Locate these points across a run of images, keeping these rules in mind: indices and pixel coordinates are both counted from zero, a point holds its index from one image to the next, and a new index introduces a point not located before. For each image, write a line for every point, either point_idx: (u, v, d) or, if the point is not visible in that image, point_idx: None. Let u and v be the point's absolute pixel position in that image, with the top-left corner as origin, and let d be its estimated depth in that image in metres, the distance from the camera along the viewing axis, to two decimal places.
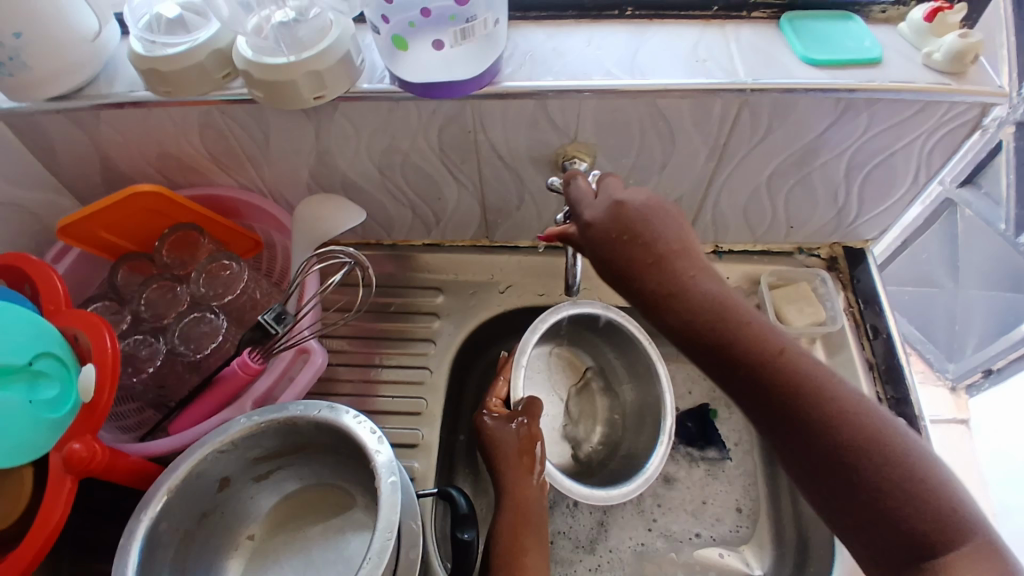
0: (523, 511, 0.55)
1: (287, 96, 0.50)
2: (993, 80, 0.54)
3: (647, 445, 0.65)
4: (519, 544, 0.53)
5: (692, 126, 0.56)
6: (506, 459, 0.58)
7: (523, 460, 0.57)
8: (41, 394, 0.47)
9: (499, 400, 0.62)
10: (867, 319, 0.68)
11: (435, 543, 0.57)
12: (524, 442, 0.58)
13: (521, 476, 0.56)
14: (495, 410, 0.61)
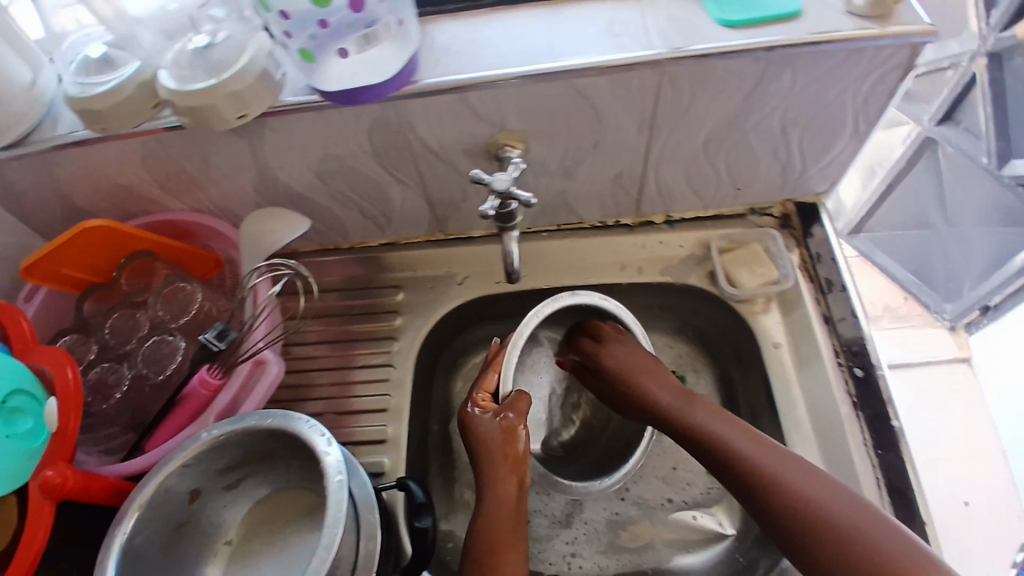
0: (505, 516, 0.55)
1: (210, 119, 0.51)
2: (918, 18, 0.53)
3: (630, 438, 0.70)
4: (502, 541, 0.54)
5: (616, 103, 0.56)
6: (494, 452, 0.58)
7: (509, 453, 0.58)
8: (16, 428, 0.49)
9: (487, 393, 0.63)
10: (820, 273, 0.68)
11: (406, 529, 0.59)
12: (510, 434, 0.59)
13: (506, 469, 0.57)
14: (483, 403, 0.62)
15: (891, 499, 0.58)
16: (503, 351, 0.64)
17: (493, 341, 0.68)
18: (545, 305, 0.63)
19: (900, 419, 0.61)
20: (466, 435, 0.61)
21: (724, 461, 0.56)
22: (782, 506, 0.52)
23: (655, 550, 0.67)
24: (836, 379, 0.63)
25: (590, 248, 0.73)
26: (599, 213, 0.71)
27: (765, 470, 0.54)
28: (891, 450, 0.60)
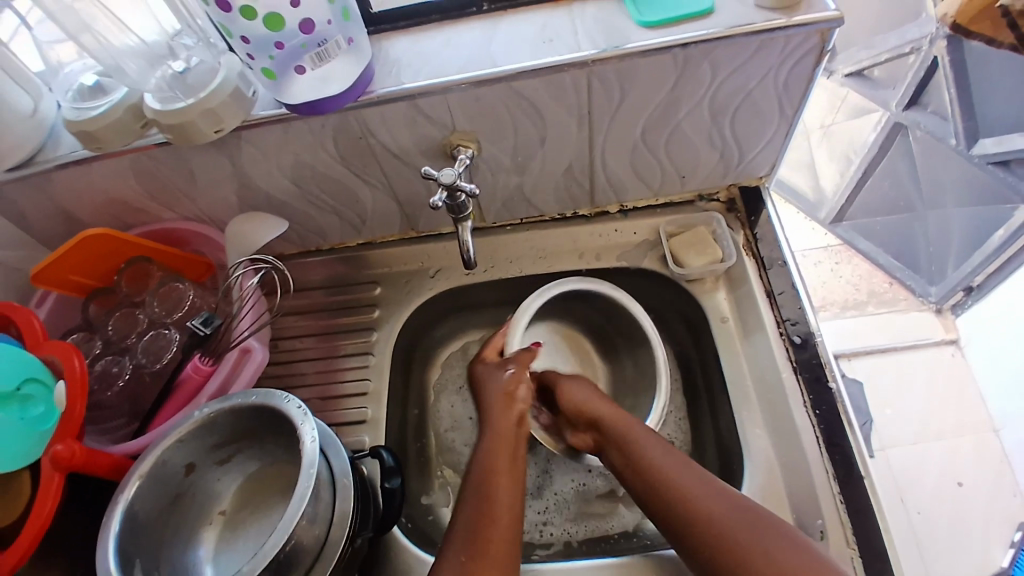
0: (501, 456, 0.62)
1: (192, 135, 0.58)
2: (825, 5, 0.57)
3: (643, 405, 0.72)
4: (495, 475, 0.59)
5: (553, 101, 0.62)
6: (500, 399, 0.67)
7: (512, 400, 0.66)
8: (30, 413, 0.56)
9: (495, 349, 0.72)
10: (762, 251, 0.73)
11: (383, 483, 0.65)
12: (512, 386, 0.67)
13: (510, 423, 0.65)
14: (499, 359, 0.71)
15: (830, 455, 0.62)
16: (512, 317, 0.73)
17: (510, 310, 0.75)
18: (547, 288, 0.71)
19: (838, 380, 0.65)
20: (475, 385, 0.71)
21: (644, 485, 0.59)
22: (693, 525, 0.54)
23: (619, 514, 0.72)
24: (778, 347, 0.67)
25: (551, 238, 0.78)
26: (556, 205, 0.77)
27: (682, 492, 0.56)
28: (830, 410, 0.64)
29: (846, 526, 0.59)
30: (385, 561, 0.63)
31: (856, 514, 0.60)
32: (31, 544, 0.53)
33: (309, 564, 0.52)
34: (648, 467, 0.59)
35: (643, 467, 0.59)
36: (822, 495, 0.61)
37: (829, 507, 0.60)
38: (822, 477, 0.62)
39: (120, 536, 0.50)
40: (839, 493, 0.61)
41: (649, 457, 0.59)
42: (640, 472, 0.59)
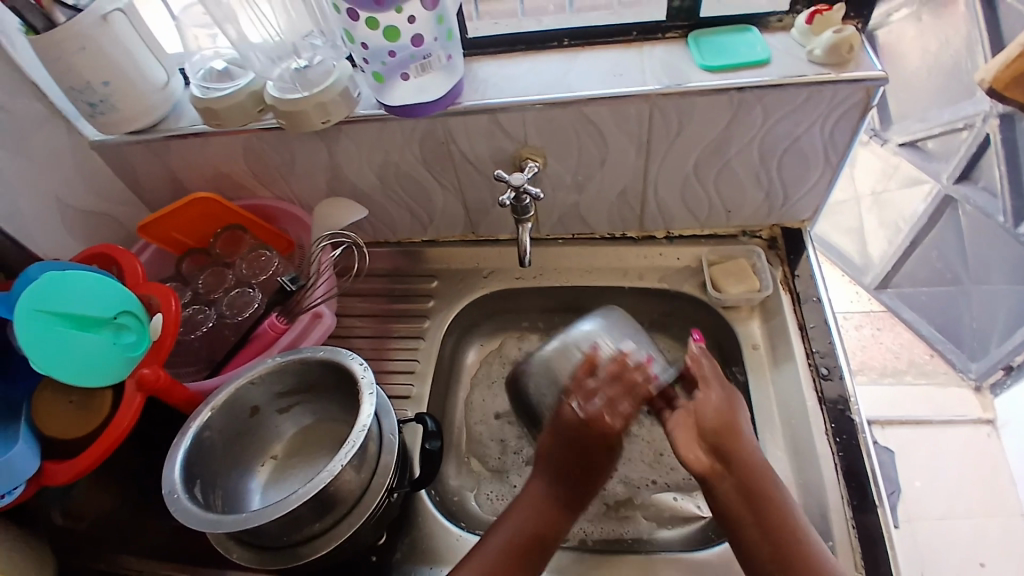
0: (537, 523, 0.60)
1: (302, 122, 0.67)
2: (873, 65, 0.63)
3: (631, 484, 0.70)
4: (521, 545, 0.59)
5: (617, 128, 0.69)
6: (585, 442, 0.62)
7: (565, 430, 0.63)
8: (122, 339, 0.65)
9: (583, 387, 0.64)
10: (798, 287, 0.78)
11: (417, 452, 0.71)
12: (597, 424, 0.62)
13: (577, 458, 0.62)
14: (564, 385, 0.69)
15: (847, 482, 0.65)
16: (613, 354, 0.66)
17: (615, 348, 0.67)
18: (622, 320, 0.72)
19: (860, 413, 0.68)
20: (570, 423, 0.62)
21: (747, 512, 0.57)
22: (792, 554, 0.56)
23: (635, 521, 0.75)
24: (805, 375, 0.72)
25: (598, 255, 0.85)
26: (607, 226, 0.83)
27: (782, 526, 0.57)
28: (850, 438, 0.67)
29: (856, 551, 0.61)
30: (413, 523, 0.68)
31: (867, 541, 0.62)
32: (103, 452, 0.59)
33: (351, 504, 0.58)
34: (768, 498, 0.58)
35: (762, 497, 0.58)
36: (835, 518, 0.63)
37: (841, 531, 0.63)
38: (837, 501, 0.64)
39: (187, 453, 0.57)
40: (852, 518, 0.63)
41: (775, 489, 0.58)
42: (755, 500, 0.58)
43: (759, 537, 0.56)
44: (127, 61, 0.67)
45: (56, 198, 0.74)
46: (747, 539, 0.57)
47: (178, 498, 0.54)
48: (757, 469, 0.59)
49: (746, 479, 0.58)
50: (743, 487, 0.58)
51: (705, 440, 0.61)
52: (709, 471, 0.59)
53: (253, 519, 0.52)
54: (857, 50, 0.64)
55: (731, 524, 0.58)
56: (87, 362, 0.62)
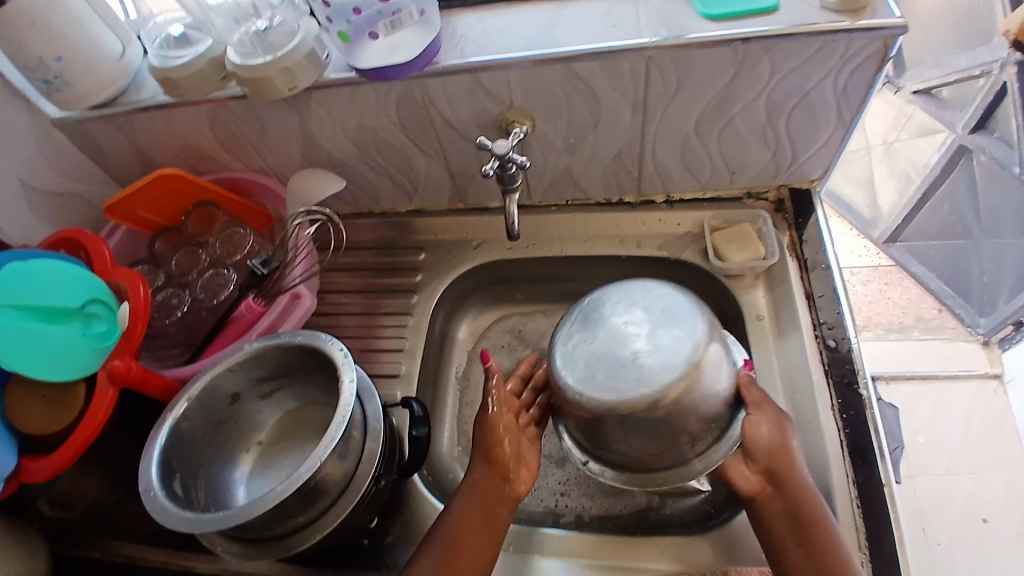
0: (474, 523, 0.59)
1: (267, 90, 0.62)
2: (891, 11, 0.57)
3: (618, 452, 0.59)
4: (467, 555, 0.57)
5: (610, 86, 0.63)
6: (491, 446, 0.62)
7: (506, 417, 0.63)
8: (93, 329, 0.61)
9: (659, 431, 0.56)
10: (805, 253, 0.74)
11: (405, 431, 0.69)
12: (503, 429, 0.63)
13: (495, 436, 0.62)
14: (623, 423, 0.55)
15: (852, 460, 0.63)
16: (695, 414, 0.56)
17: (704, 406, 0.56)
18: (716, 352, 0.57)
19: (869, 388, 0.66)
20: (481, 428, 0.63)
21: (798, 538, 0.56)
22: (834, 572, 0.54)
23: (632, 495, 0.72)
24: (812, 349, 0.69)
25: (594, 222, 0.80)
26: (603, 190, 0.78)
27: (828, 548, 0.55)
28: (857, 414, 0.65)
29: (859, 530, 0.60)
30: (405, 507, 0.67)
31: (870, 518, 0.61)
32: (79, 448, 0.57)
33: (337, 494, 0.55)
34: (815, 521, 0.56)
35: (814, 524, 0.56)
36: (839, 496, 0.62)
37: (844, 508, 0.61)
38: (841, 479, 0.62)
39: (164, 448, 0.55)
40: (856, 497, 0.61)
41: (826, 515, 0.57)
42: (803, 522, 0.56)
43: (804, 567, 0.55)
44: (77, 30, 0.61)
45: (19, 181, 0.69)
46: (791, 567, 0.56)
47: (153, 495, 0.52)
48: (807, 497, 0.57)
49: (796, 502, 0.57)
50: (791, 511, 0.57)
51: (757, 461, 0.59)
52: (756, 492, 0.59)
53: (231, 519, 0.49)
54: None
55: (773, 548, 0.57)
56: (55, 356, 0.59)
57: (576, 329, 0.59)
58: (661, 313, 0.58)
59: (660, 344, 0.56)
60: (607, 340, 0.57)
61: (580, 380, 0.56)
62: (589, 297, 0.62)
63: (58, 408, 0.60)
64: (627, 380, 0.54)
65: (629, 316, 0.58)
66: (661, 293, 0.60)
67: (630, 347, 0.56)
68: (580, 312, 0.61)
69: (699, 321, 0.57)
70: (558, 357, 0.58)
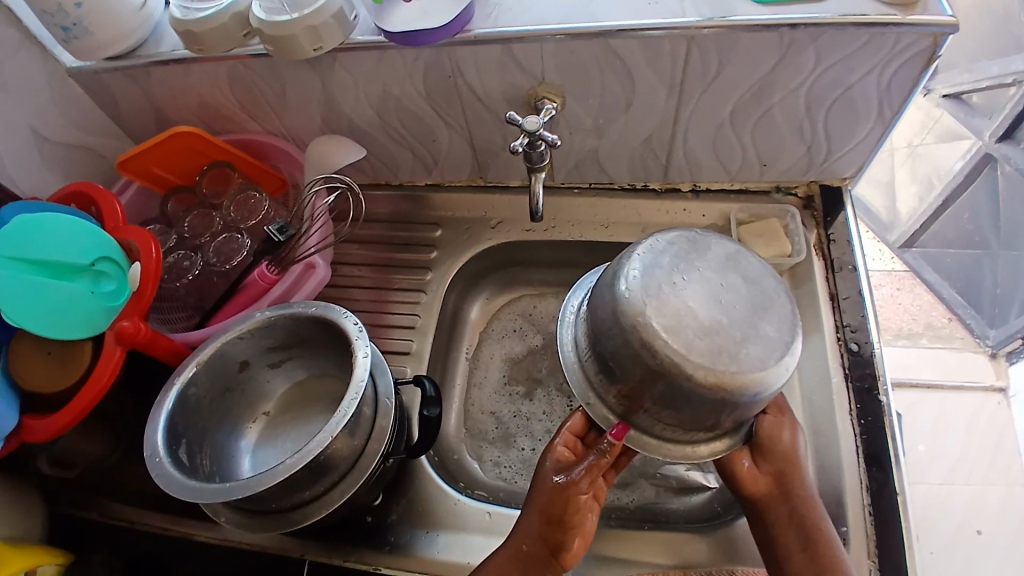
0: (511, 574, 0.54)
1: (291, 49, 0.60)
2: (942, 9, 0.55)
3: (637, 422, 0.56)
4: None
5: (647, 65, 0.61)
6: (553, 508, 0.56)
7: (585, 492, 0.56)
8: (102, 288, 0.59)
9: (682, 422, 0.53)
10: (832, 253, 0.72)
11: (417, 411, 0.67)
12: (566, 492, 0.56)
13: (573, 511, 0.56)
14: (654, 390, 0.50)
15: (866, 467, 0.62)
16: (728, 416, 0.51)
17: (748, 404, 0.50)
18: (791, 358, 0.50)
19: (887, 395, 0.64)
20: (552, 489, 0.57)
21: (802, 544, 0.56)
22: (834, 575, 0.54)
23: (639, 488, 0.72)
24: (833, 352, 0.67)
25: (615, 207, 0.78)
26: (628, 175, 0.76)
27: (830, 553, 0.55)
28: (874, 420, 0.64)
29: (869, 538, 0.59)
30: (409, 485, 0.66)
31: (881, 525, 0.60)
32: (82, 409, 0.55)
33: (344, 469, 0.54)
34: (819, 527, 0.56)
35: (818, 531, 0.56)
36: (851, 501, 0.61)
37: (855, 514, 0.60)
38: (854, 484, 0.61)
39: (171, 414, 0.54)
40: (869, 504, 0.60)
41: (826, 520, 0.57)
42: (808, 529, 0.56)
43: (807, 570, 0.55)
44: None
45: (31, 131, 0.67)
46: (794, 570, 0.55)
47: (159, 462, 0.51)
48: (811, 502, 0.57)
49: (801, 506, 0.57)
50: (797, 516, 0.57)
51: (771, 462, 0.59)
52: (764, 492, 0.59)
53: (238, 490, 0.48)
54: None
55: (776, 550, 0.57)
56: (63, 313, 0.57)
57: (670, 270, 0.51)
58: (764, 291, 0.51)
59: (745, 328, 0.49)
60: (703, 298, 0.50)
61: (666, 333, 0.48)
62: (682, 235, 0.53)
63: (62, 368, 0.59)
64: (716, 354, 0.48)
65: (732, 280, 0.51)
66: (760, 263, 0.53)
67: (729, 318, 0.49)
68: (673, 250, 0.52)
69: (795, 311, 0.51)
70: (639, 295, 0.50)
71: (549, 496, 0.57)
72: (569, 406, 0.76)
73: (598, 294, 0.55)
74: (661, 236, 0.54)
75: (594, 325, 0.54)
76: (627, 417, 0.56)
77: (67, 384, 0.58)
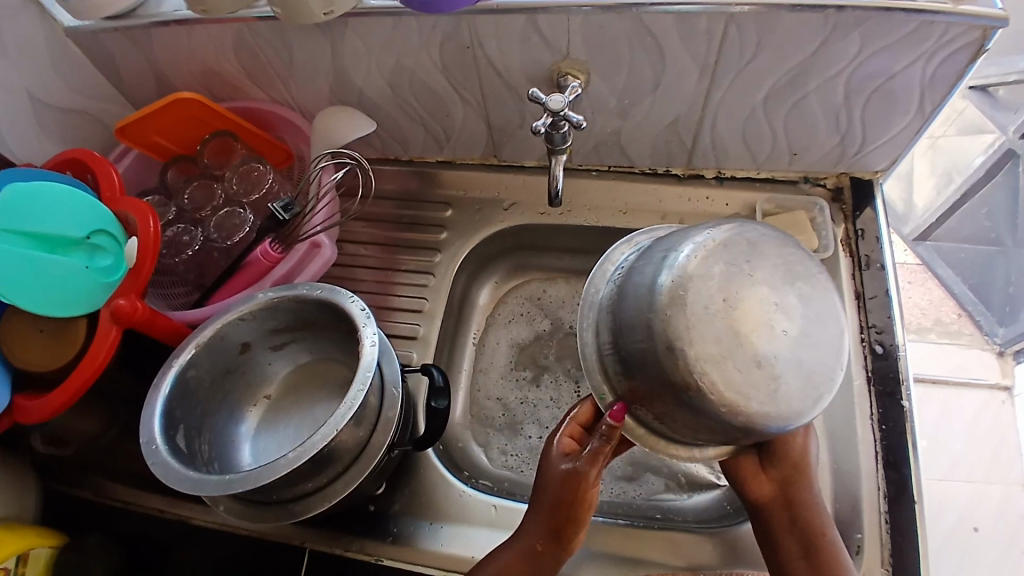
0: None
1: (300, 12, 0.55)
2: (992, 2, 0.51)
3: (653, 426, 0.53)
4: None
5: (680, 43, 0.57)
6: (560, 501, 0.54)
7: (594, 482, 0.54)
8: (97, 262, 0.57)
9: (697, 435, 0.50)
10: (860, 249, 0.69)
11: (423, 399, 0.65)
12: (574, 483, 0.53)
13: (582, 504, 0.54)
14: (678, 410, 0.48)
15: (885, 473, 0.60)
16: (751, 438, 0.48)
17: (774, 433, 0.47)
18: (829, 392, 0.47)
19: (911, 401, 0.62)
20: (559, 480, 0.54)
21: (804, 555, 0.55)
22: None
23: (646, 481, 0.70)
24: (857, 353, 0.65)
25: (634, 193, 0.75)
26: (649, 159, 0.73)
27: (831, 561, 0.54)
28: (895, 426, 0.62)
29: (884, 546, 0.58)
30: (413, 475, 0.63)
31: (896, 534, 0.58)
32: (77, 390, 0.53)
33: (349, 460, 0.52)
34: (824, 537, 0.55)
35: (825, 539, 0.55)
36: (867, 508, 0.59)
37: (871, 522, 0.59)
38: (871, 491, 0.60)
39: (168, 399, 0.51)
40: (885, 512, 0.59)
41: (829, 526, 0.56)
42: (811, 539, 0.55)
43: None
44: None
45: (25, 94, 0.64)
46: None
47: (155, 449, 0.48)
48: (814, 508, 0.56)
49: (805, 511, 0.56)
50: (800, 523, 0.55)
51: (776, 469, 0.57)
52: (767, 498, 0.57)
53: (240, 483, 0.46)
54: None
55: (778, 555, 0.56)
56: (57, 288, 0.55)
57: (722, 284, 0.46)
58: (817, 314, 0.47)
59: (788, 358, 0.46)
60: (750, 321, 0.46)
61: (707, 361, 0.45)
62: (736, 235, 0.48)
63: (57, 344, 0.56)
64: (756, 389, 0.45)
65: (785, 298, 0.47)
66: (817, 274, 0.49)
67: (777, 348, 0.46)
68: (727, 256, 0.47)
69: (841, 337, 0.48)
70: (683, 310, 0.46)
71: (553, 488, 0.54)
72: (577, 395, 0.75)
73: (634, 286, 0.51)
74: (712, 234, 0.49)
75: (624, 322, 0.51)
76: (643, 421, 0.53)
77: (58, 362, 0.55)
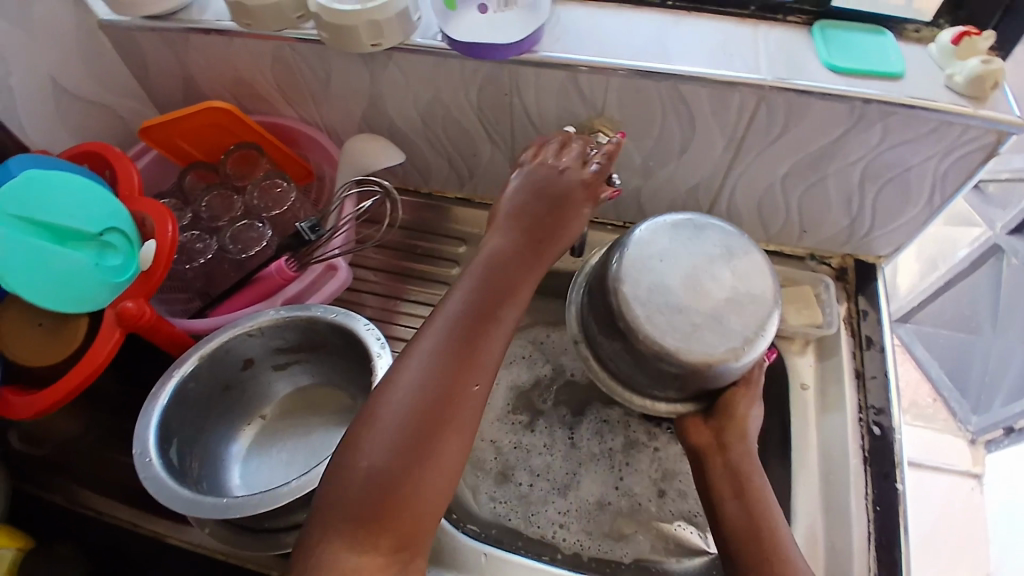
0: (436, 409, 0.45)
1: (349, 41, 0.57)
2: (1010, 106, 0.53)
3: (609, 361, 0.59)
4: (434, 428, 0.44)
5: (712, 114, 0.59)
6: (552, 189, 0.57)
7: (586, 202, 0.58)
8: (106, 261, 0.55)
9: (650, 380, 0.57)
10: (862, 330, 0.70)
11: None
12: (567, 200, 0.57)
13: (564, 204, 0.57)
14: (625, 347, 0.55)
15: (877, 554, 0.60)
16: (687, 381, 0.55)
17: (702, 372, 0.53)
18: (751, 350, 0.53)
19: (904, 483, 0.63)
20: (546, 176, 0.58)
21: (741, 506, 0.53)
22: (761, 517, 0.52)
23: (634, 542, 0.67)
24: (853, 432, 0.65)
25: None
26: None
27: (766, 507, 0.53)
28: (888, 507, 0.62)
29: None
30: None
31: None
32: (69, 391, 0.51)
33: None
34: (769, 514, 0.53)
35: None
36: None
37: None
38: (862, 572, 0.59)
39: (165, 408, 0.51)
40: None
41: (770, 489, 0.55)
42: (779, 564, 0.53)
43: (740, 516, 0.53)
44: None
45: (50, 79, 0.63)
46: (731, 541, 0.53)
47: (150, 463, 0.47)
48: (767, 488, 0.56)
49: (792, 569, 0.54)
50: None
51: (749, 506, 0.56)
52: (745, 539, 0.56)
53: (238, 510, 0.44)
54: (1001, 84, 0.54)
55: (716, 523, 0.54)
56: (61, 282, 0.53)
57: (662, 249, 0.56)
58: (750, 288, 0.54)
59: (709, 311, 0.53)
60: (678, 279, 0.54)
61: (639, 302, 0.54)
62: (688, 220, 0.58)
63: (55, 340, 0.55)
64: (674, 329, 0.52)
65: (717, 271, 0.55)
66: (760, 258, 0.56)
67: (699, 303, 0.53)
68: (673, 232, 0.57)
69: (768, 316, 0.53)
70: (626, 261, 0.55)
71: (543, 184, 0.58)
72: (570, 442, 0.73)
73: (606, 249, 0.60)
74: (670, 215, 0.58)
75: (593, 281, 0.60)
76: (601, 365, 0.61)
77: (54, 359, 0.54)
